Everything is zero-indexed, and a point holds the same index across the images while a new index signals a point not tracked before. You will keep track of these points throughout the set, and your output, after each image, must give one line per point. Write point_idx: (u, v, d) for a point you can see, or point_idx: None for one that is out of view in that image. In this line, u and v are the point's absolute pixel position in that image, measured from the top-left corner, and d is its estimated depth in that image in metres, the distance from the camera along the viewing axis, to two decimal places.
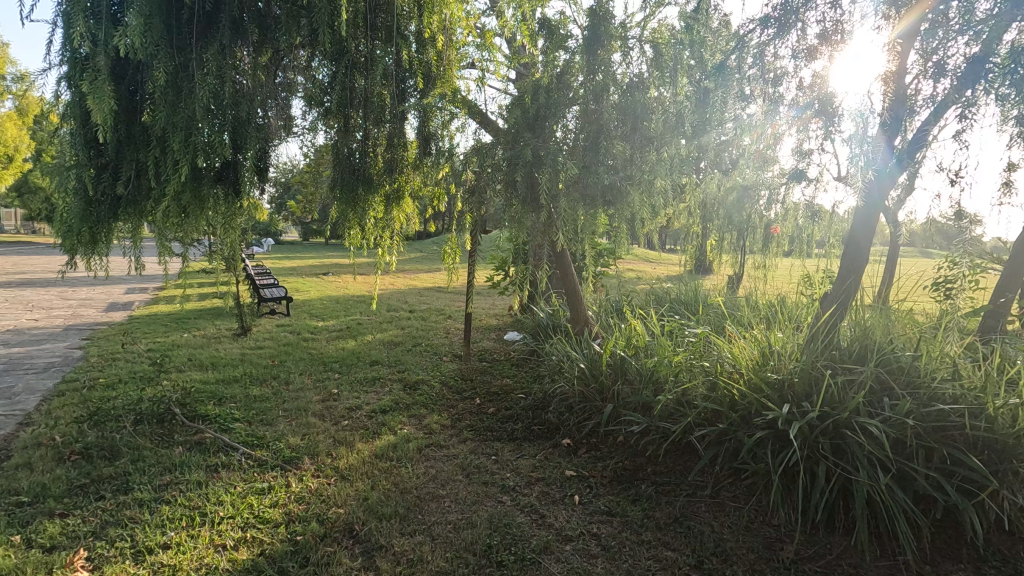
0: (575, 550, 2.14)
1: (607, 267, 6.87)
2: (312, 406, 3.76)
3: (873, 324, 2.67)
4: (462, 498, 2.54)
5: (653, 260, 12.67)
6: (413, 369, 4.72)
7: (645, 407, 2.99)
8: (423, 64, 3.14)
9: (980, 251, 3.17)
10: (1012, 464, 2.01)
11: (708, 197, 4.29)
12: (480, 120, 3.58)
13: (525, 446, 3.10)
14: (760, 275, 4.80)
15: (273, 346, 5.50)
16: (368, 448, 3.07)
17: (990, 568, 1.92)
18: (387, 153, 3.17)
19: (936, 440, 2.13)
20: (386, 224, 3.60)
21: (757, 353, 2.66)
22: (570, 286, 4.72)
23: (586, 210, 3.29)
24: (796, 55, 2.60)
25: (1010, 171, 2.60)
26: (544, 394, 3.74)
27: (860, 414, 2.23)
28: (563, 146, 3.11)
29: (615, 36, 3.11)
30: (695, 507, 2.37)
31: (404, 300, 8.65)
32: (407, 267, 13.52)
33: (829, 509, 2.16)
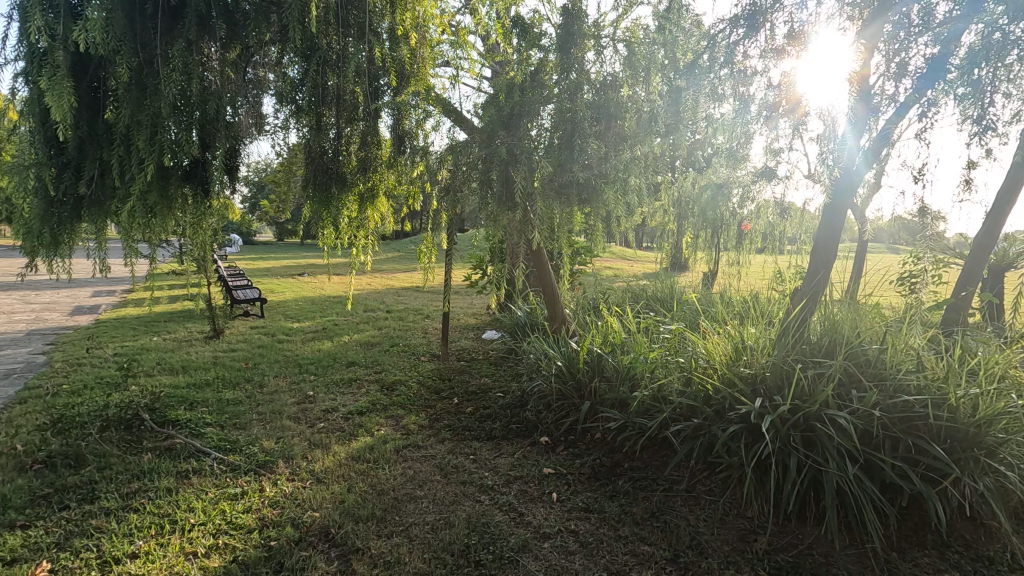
0: (553, 547, 2.14)
1: (584, 265, 6.89)
2: (286, 409, 3.69)
3: (843, 318, 2.73)
4: (440, 498, 2.52)
5: (630, 259, 12.76)
6: (390, 369, 4.67)
7: (622, 403, 3.01)
8: (397, 61, 3.10)
9: (943, 246, 3.26)
10: (974, 453, 2.08)
11: (683, 195, 4.33)
12: (455, 119, 3.55)
13: (504, 445, 3.09)
14: (734, 272, 4.88)
15: (247, 349, 5.39)
16: (344, 450, 3.03)
17: (953, 553, 1.97)
18: (361, 151, 3.12)
19: (902, 431, 2.19)
20: (360, 223, 3.55)
21: (730, 348, 2.70)
22: (547, 285, 4.72)
23: (562, 208, 3.30)
24: (765, 55, 2.65)
25: (970, 169, 2.68)
26: (522, 392, 3.74)
27: (830, 406, 2.28)
28: (538, 144, 3.10)
29: (589, 35, 3.11)
30: (672, 502, 2.40)
31: (381, 300, 8.57)
32: (385, 267, 13.39)
33: (801, 501, 2.19)
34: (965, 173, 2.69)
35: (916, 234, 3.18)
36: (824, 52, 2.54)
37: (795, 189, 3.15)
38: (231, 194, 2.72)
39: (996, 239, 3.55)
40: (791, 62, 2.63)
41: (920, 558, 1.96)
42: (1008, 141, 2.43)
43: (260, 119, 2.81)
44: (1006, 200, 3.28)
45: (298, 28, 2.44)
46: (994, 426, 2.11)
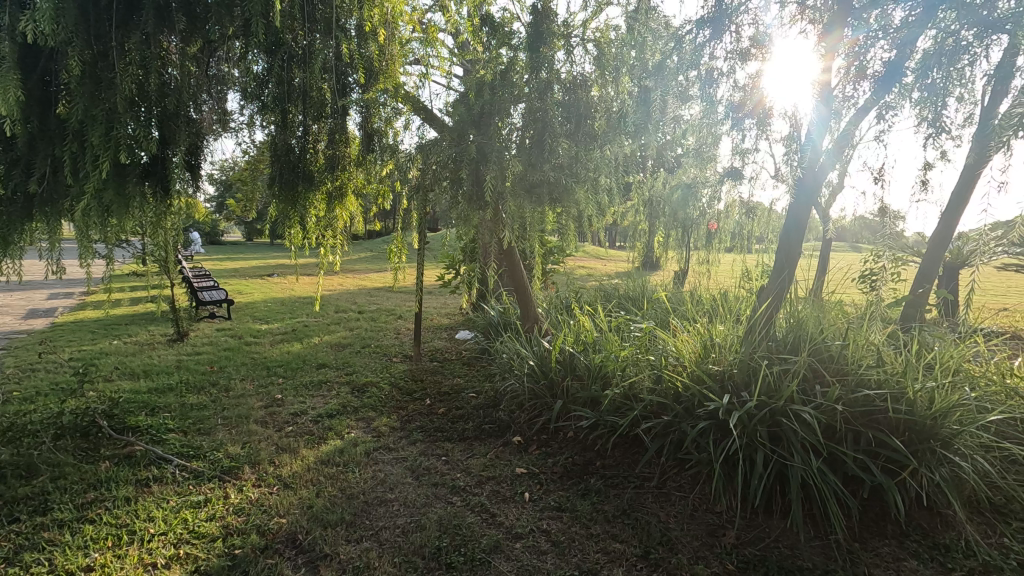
0: (525, 547, 2.12)
1: (557, 264, 6.90)
2: (254, 413, 3.60)
3: (807, 315, 2.78)
4: (411, 501, 2.48)
5: (603, 258, 12.85)
6: (361, 371, 4.59)
7: (594, 401, 3.02)
8: (365, 58, 3.04)
9: (903, 244, 3.35)
10: (930, 444, 2.14)
11: (654, 194, 4.36)
12: (425, 117, 3.50)
13: (476, 445, 3.07)
14: (704, 270, 4.95)
15: (212, 351, 5.25)
16: (313, 454, 2.97)
17: (912, 541, 2.02)
18: (329, 149, 3.07)
19: (863, 424, 2.24)
20: (328, 222, 3.47)
21: (699, 345, 2.73)
22: (520, 285, 4.69)
23: (533, 207, 3.29)
24: (730, 57, 2.66)
25: (925, 171, 2.77)
26: (495, 393, 3.71)
27: (795, 401, 2.32)
28: (509, 143, 3.09)
29: (558, 35, 3.10)
30: (643, 498, 2.40)
31: (352, 301, 8.44)
32: (357, 267, 13.20)
33: (768, 495, 2.23)
34: (920, 175, 2.78)
35: (877, 232, 3.27)
36: (788, 55, 2.57)
37: (762, 189, 3.21)
38: (195, 194, 2.62)
39: (951, 238, 3.69)
40: (756, 65, 2.66)
41: (881, 547, 2.01)
42: (961, 144, 2.52)
43: (224, 115, 2.71)
44: (959, 201, 3.41)
45: (261, 21, 2.35)
46: (949, 418, 2.18)
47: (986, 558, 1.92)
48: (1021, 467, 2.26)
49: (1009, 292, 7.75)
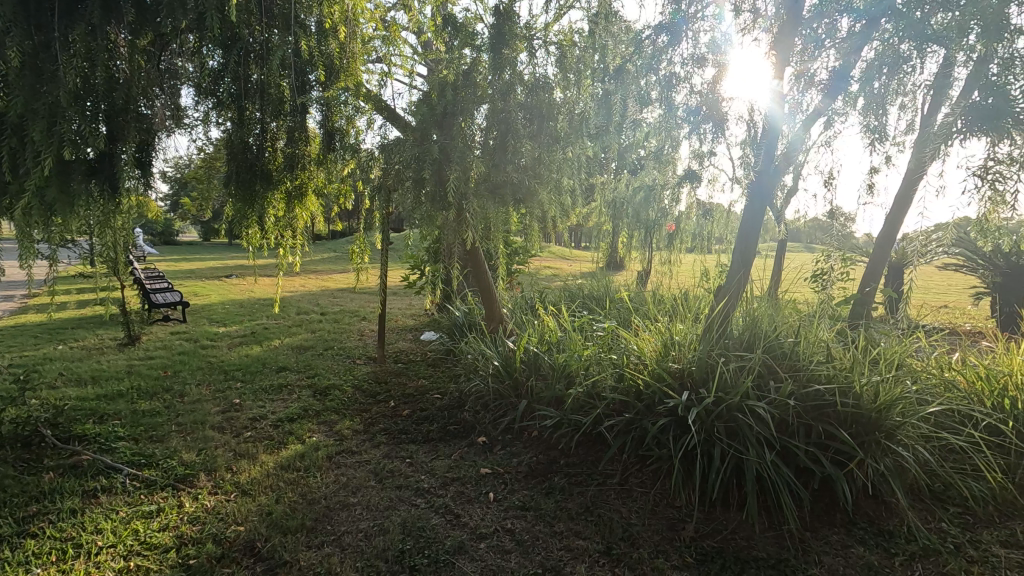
0: (489, 547, 2.13)
1: (522, 264, 6.94)
2: (210, 418, 3.49)
3: (761, 313, 2.87)
4: (374, 504, 2.45)
5: (568, 258, 12.96)
6: (323, 374, 4.50)
7: (558, 400, 3.05)
8: (325, 55, 2.97)
9: (852, 245, 3.50)
10: (875, 436, 2.25)
11: (617, 195, 4.43)
12: (387, 116, 3.46)
13: (441, 447, 3.05)
14: (666, 270, 5.06)
15: (166, 355, 5.07)
16: (273, 460, 2.90)
17: (858, 529, 2.12)
18: (288, 147, 3.00)
19: (814, 418, 2.33)
20: (288, 222, 3.39)
21: (660, 344, 2.79)
22: (484, 285, 4.66)
23: (496, 207, 3.32)
24: (686, 62, 2.72)
25: (873, 175, 2.90)
26: (460, 393, 3.70)
27: (750, 397, 2.39)
28: (473, 143, 3.10)
29: (520, 37, 3.11)
30: (605, 495, 2.44)
31: (314, 302, 8.29)
32: (320, 268, 12.94)
33: (725, 488, 2.29)
34: (868, 179, 2.92)
35: (827, 233, 3.41)
36: (744, 64, 2.66)
37: (719, 191, 3.30)
38: (147, 193, 2.52)
39: (896, 239, 3.86)
40: (714, 72, 2.72)
41: (830, 536, 2.10)
42: (903, 150, 2.66)
43: (178, 111, 2.63)
44: (902, 204, 3.58)
45: (217, 16, 2.30)
46: (892, 410, 2.29)
47: (926, 542, 2.03)
48: (958, 455, 2.39)
49: (949, 290, 8.23)
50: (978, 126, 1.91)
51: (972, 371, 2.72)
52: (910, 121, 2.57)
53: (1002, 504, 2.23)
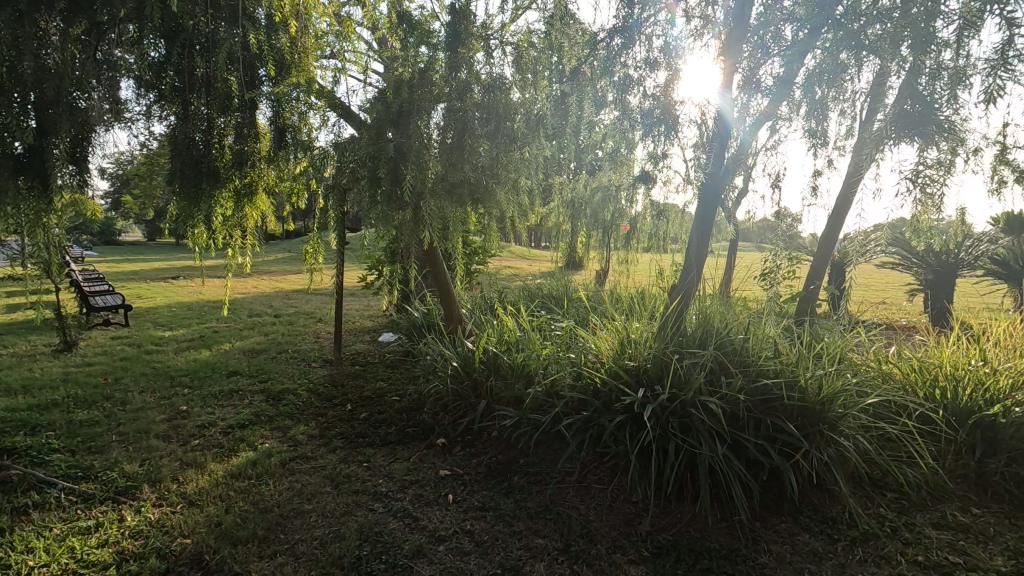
0: (447, 549, 2.11)
1: (482, 264, 6.91)
2: (155, 427, 3.33)
3: (714, 311, 2.94)
4: (330, 510, 2.39)
5: (527, 258, 13.00)
6: (277, 378, 4.36)
7: (517, 400, 3.05)
8: (275, 50, 2.87)
9: (797, 245, 3.64)
10: (819, 427, 2.34)
11: (575, 196, 4.47)
12: (341, 113, 3.37)
13: (399, 450, 3.00)
14: (623, 269, 5.13)
15: (107, 361, 4.80)
16: (222, 468, 2.79)
17: (804, 517, 2.21)
18: (236, 144, 2.88)
19: (762, 411, 2.40)
20: (237, 221, 3.26)
21: (616, 342, 2.82)
22: (442, 285, 4.59)
23: (453, 207, 3.30)
24: (638, 66, 2.75)
25: (816, 177, 3.03)
26: (419, 395, 3.65)
27: (703, 393, 2.45)
28: (431, 143, 3.05)
29: (476, 35, 3.09)
30: (564, 493, 2.46)
31: (268, 304, 8.03)
32: (273, 268, 12.54)
33: (679, 482, 2.34)
34: (811, 181, 3.04)
35: (774, 233, 3.54)
36: (696, 68, 2.72)
37: (673, 191, 3.37)
38: (86, 190, 2.35)
39: (838, 239, 4.04)
40: (665, 74, 2.74)
41: (778, 524, 2.18)
42: (843, 154, 2.79)
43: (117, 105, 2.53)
44: (844, 205, 3.74)
45: (157, 7, 2.23)
46: (835, 402, 2.39)
47: (865, 528, 2.13)
48: (893, 443, 2.52)
49: (886, 287, 8.71)
50: (908, 133, 2.01)
51: (907, 363, 2.86)
52: (849, 127, 2.69)
53: (934, 489, 2.36)
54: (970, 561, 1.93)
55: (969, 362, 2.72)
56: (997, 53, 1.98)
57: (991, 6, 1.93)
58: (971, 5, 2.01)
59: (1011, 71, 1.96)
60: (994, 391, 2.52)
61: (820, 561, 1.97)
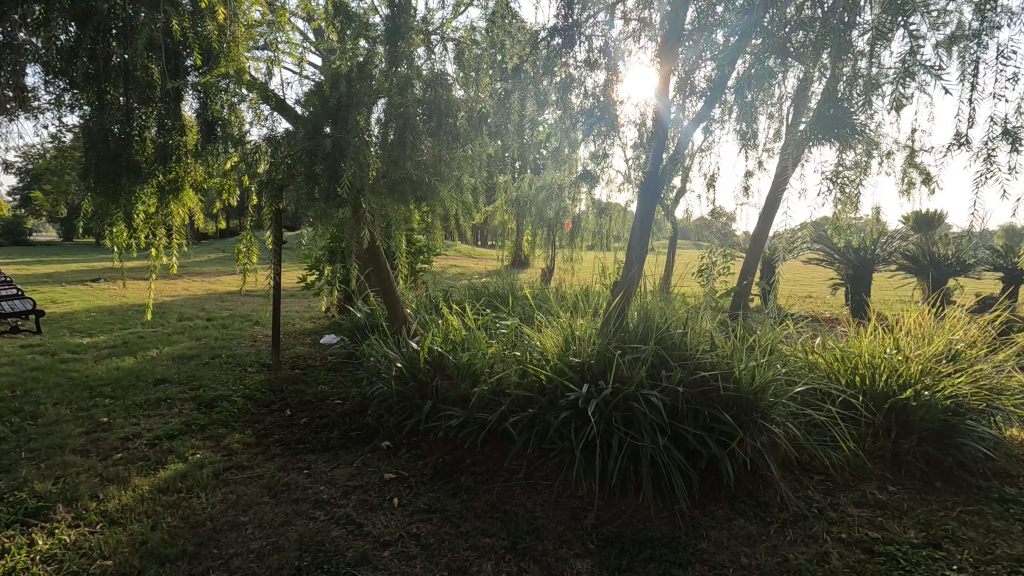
0: (392, 554, 2.05)
1: (426, 263, 6.80)
2: (71, 442, 3.07)
3: (654, 306, 3.01)
4: (267, 521, 2.28)
5: (473, 257, 12.93)
6: (209, 385, 4.12)
7: (463, 399, 3.01)
8: (201, 37, 2.71)
9: (732, 242, 3.78)
10: (752, 415, 2.43)
11: (520, 194, 4.47)
12: (275, 105, 3.21)
13: (341, 454, 2.90)
14: (568, 268, 5.17)
15: (15, 372, 4.40)
16: (149, 482, 2.61)
17: (740, 502, 2.30)
18: (160, 137, 2.66)
19: (700, 402, 2.48)
20: (162, 219, 3.04)
21: (561, 339, 2.84)
22: (386, 284, 4.47)
23: (395, 206, 3.22)
24: (579, 65, 2.78)
25: (748, 178, 3.16)
26: (362, 398, 3.54)
27: (644, 386, 2.51)
28: (371, 139, 2.96)
29: (416, 30, 3.03)
30: (511, 491, 2.45)
31: (199, 307, 7.59)
32: (205, 269, 11.90)
33: (623, 475, 2.38)
34: (744, 181, 3.17)
35: (710, 230, 3.66)
36: (637, 72, 2.81)
37: (615, 190, 3.44)
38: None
39: (769, 237, 4.23)
40: (606, 77, 2.81)
41: (716, 511, 2.25)
42: (773, 156, 2.92)
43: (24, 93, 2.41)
44: (774, 204, 3.92)
45: None
46: (767, 392, 2.49)
47: (795, 509, 2.24)
48: (819, 429, 2.66)
49: (811, 282, 9.26)
50: (827, 134, 2.09)
51: (831, 353, 3.02)
52: (776, 130, 2.82)
53: (855, 470, 2.51)
54: (887, 535, 2.07)
55: (885, 350, 2.91)
56: (903, 64, 2.14)
57: (899, 17, 2.10)
58: (882, 17, 2.18)
59: (916, 82, 2.12)
60: (906, 376, 2.70)
61: (755, 543, 2.05)
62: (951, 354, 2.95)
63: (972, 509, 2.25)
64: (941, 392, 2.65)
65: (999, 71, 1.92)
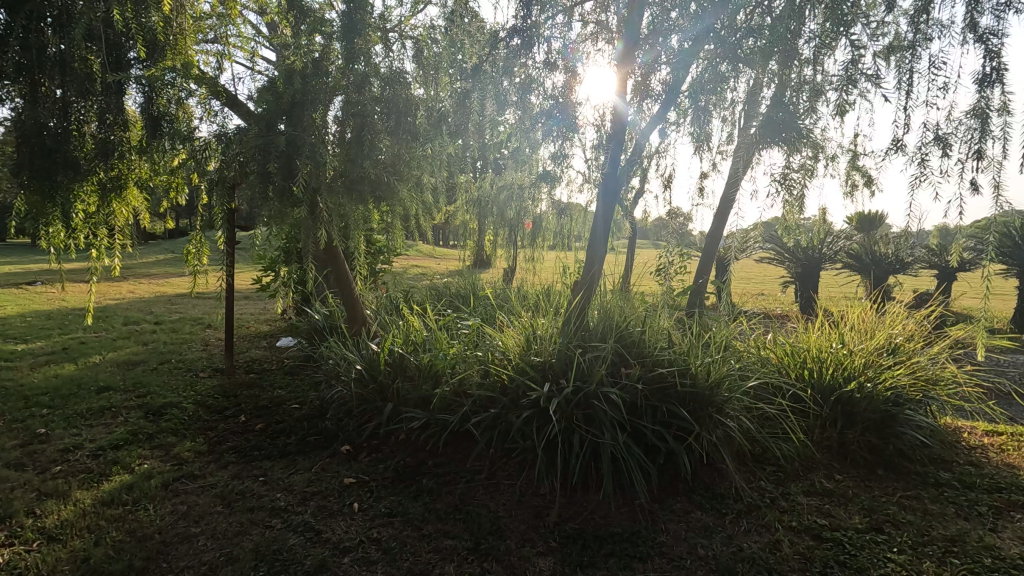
0: (353, 561, 2.02)
1: (386, 264, 6.70)
2: (4, 455, 2.88)
3: (613, 305, 3.06)
4: (221, 532, 2.20)
5: (435, 257, 12.80)
6: (158, 392, 3.93)
7: (425, 401, 2.97)
8: (145, 28, 2.59)
9: (689, 241, 3.87)
10: (708, 410, 2.50)
11: (481, 194, 4.45)
12: (227, 101, 3.10)
13: (299, 460, 2.83)
14: (530, 267, 5.18)
15: None
16: (91, 495, 2.48)
17: (697, 495, 2.36)
18: (101, 132, 2.53)
19: (659, 399, 2.53)
20: (104, 218, 2.85)
21: (522, 339, 2.84)
22: (344, 285, 4.37)
23: (353, 205, 3.15)
24: (539, 66, 2.79)
25: (703, 179, 3.25)
26: (321, 401, 3.46)
27: (605, 383, 2.54)
28: (327, 137, 2.89)
29: (374, 28, 2.98)
30: (474, 491, 2.44)
31: (146, 310, 7.25)
32: (152, 271, 11.37)
33: (585, 472, 2.41)
34: (699, 182, 3.26)
35: (668, 230, 3.73)
36: (596, 75, 2.87)
37: (575, 191, 3.48)
38: None
39: (723, 236, 4.35)
40: (564, 78, 2.85)
41: (675, 504, 2.30)
42: (726, 158, 3.01)
43: None
44: (728, 205, 4.04)
45: None
46: (721, 387, 2.57)
47: (749, 500, 2.31)
48: (771, 421, 2.76)
49: (764, 280, 9.60)
50: (773, 138, 2.17)
51: (781, 349, 3.14)
52: (729, 133, 2.91)
53: (805, 460, 2.61)
54: (833, 522, 2.17)
55: (832, 344, 3.04)
56: (845, 72, 2.24)
57: (841, 27, 2.21)
58: (826, 26, 2.29)
59: (856, 90, 2.23)
60: (850, 369, 2.83)
61: (711, 534, 2.11)
62: (891, 347, 3.11)
63: (910, 493, 2.38)
64: (882, 383, 2.79)
65: (931, 79, 2.03)
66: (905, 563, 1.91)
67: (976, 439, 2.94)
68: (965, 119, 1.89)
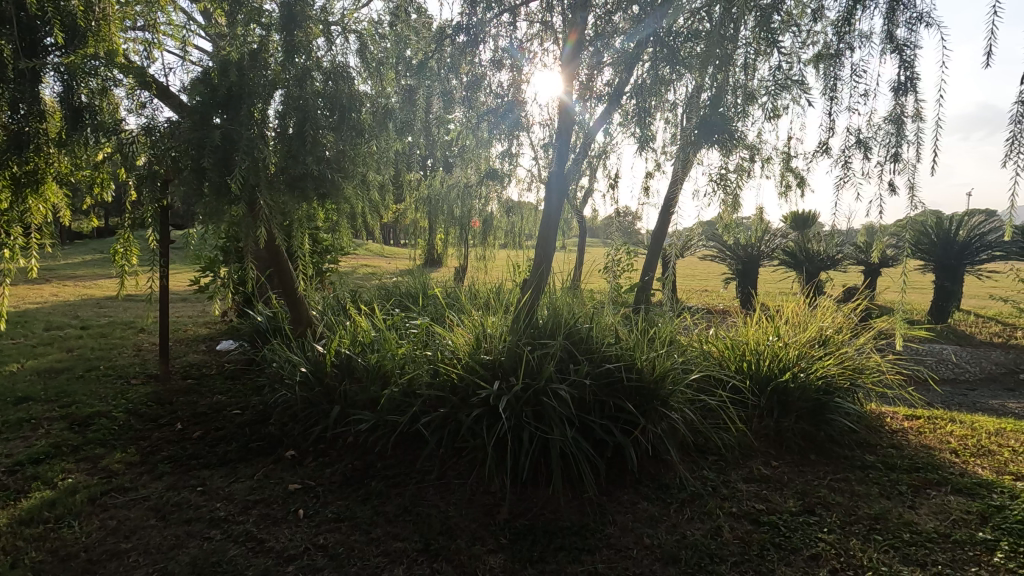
0: (298, 569, 1.96)
1: (333, 264, 6.51)
2: None
3: (562, 303, 3.08)
4: (155, 546, 2.09)
5: (384, 256, 12.56)
6: (83, 402, 3.68)
7: (373, 403, 2.91)
8: (63, 11, 2.40)
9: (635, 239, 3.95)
10: (653, 403, 2.57)
11: (431, 192, 4.39)
12: (157, 92, 2.93)
13: (240, 468, 2.71)
14: (480, 265, 5.15)
15: None
16: (7, 514, 2.29)
17: (643, 486, 2.41)
18: (14, 122, 2.34)
19: (606, 393, 2.58)
20: (17, 215, 2.51)
21: (472, 337, 2.82)
22: (287, 285, 4.21)
23: (296, 203, 3.04)
24: (486, 64, 2.79)
25: (648, 179, 3.33)
26: (263, 407, 3.32)
27: (554, 380, 2.56)
28: (267, 131, 2.77)
29: (314, 19, 2.88)
30: (424, 492, 2.41)
31: (70, 315, 6.78)
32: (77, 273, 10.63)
33: (535, 468, 2.43)
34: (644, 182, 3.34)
35: (615, 228, 3.80)
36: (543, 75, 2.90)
37: (524, 189, 3.48)
38: None
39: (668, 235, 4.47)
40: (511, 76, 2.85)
41: (622, 496, 2.35)
42: (669, 158, 3.09)
43: None
44: (672, 203, 4.16)
45: None
46: (666, 380, 2.64)
47: (692, 489, 2.39)
48: (712, 413, 2.86)
49: (707, 277, 9.94)
50: (708, 137, 2.23)
51: (723, 343, 3.26)
52: (671, 134, 2.99)
53: (744, 448, 2.72)
54: (770, 506, 2.27)
55: (768, 337, 3.18)
56: (777, 78, 2.35)
57: (772, 35, 2.31)
58: (758, 34, 2.40)
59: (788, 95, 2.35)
60: (785, 361, 2.97)
61: (656, 524, 2.17)
62: (822, 339, 3.28)
63: (839, 476, 2.53)
64: (813, 373, 2.94)
65: (853, 87, 2.16)
66: (834, 542, 2.03)
67: (897, 424, 3.15)
68: (884, 124, 2.02)
